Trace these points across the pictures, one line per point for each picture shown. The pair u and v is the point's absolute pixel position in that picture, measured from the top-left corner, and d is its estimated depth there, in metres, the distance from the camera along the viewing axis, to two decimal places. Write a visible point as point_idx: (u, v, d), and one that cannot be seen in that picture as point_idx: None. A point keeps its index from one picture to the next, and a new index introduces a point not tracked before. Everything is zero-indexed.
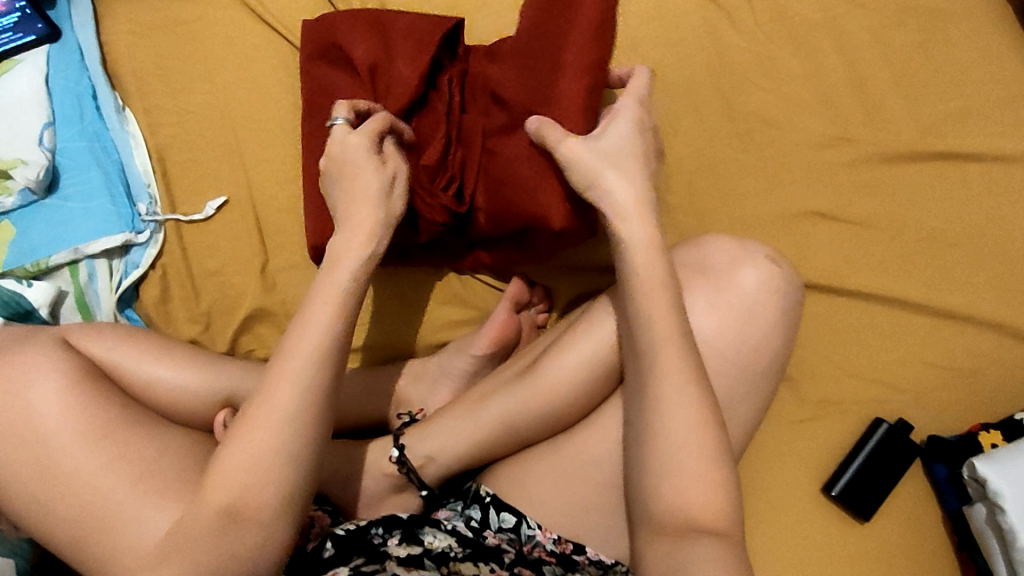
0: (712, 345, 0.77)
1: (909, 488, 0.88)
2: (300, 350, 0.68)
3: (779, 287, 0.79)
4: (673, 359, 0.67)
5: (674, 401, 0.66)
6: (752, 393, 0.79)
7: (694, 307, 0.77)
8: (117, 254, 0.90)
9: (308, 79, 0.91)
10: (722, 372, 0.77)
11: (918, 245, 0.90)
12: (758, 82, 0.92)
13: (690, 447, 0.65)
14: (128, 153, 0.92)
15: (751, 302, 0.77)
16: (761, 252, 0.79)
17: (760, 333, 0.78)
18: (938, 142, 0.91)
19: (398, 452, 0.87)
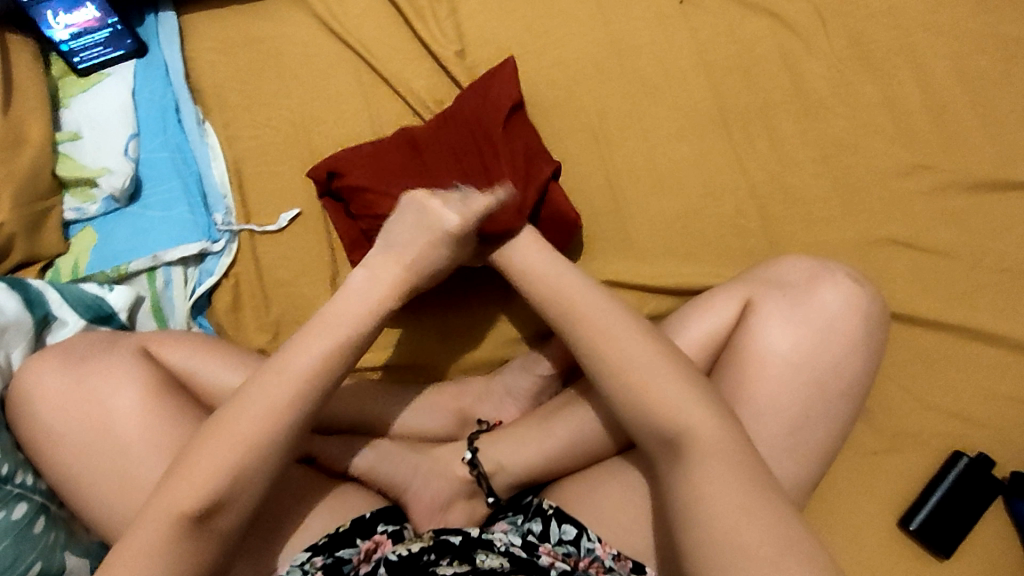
0: (789, 364, 0.74)
1: (992, 527, 0.81)
2: (275, 386, 0.63)
3: (862, 307, 0.77)
4: (650, 371, 0.64)
5: (671, 395, 0.63)
6: (828, 416, 0.75)
7: (771, 326, 0.75)
8: (193, 262, 0.93)
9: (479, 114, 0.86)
10: (796, 387, 0.74)
11: (1001, 276, 0.85)
12: (832, 108, 0.90)
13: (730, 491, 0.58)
14: (206, 165, 0.95)
15: (832, 320, 0.75)
16: (842, 273, 0.78)
17: (841, 353, 0.75)
18: (1019, 171, 0.87)
19: (470, 454, 0.79)
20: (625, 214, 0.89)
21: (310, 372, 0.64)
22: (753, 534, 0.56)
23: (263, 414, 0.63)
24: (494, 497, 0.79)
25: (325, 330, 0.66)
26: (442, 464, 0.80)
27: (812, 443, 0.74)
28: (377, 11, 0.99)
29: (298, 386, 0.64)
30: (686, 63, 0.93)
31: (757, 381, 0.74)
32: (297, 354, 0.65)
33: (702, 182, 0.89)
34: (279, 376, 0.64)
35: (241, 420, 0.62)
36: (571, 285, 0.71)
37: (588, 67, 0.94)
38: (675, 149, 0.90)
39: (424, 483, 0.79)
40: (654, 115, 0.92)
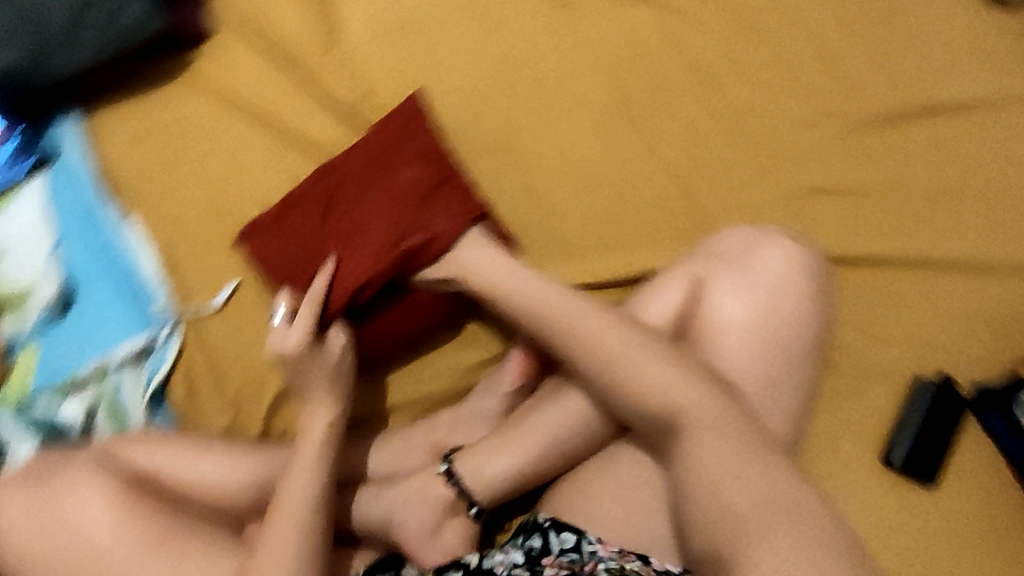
0: (749, 331, 0.75)
1: (973, 444, 0.81)
2: (288, 508, 0.73)
3: (803, 264, 0.78)
4: (642, 364, 0.70)
5: (658, 379, 0.69)
6: (795, 372, 0.76)
7: (724, 296, 0.76)
8: (141, 357, 0.91)
9: (381, 158, 0.88)
10: (762, 351, 0.74)
11: (922, 200, 0.87)
12: (728, 79, 0.93)
13: (734, 462, 0.64)
14: (137, 258, 0.94)
15: (780, 279, 0.77)
16: (781, 235, 0.79)
17: (793, 311, 0.76)
18: (913, 100, 0.91)
19: (445, 465, 0.80)
20: (556, 220, 0.91)
21: (312, 485, 0.75)
22: (739, 483, 0.63)
23: (300, 515, 0.73)
24: (476, 507, 0.80)
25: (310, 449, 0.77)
26: (420, 485, 0.80)
27: (792, 407, 0.75)
28: (276, 74, 0.99)
29: (306, 498, 0.74)
30: (582, 65, 0.95)
31: (721, 353, 0.74)
32: (294, 475, 0.75)
33: (622, 175, 0.91)
34: (289, 498, 0.74)
35: (286, 529, 0.71)
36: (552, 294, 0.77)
37: (491, 88, 0.96)
38: (592, 149, 0.93)
39: (407, 514, 0.78)
40: (563, 120, 0.94)
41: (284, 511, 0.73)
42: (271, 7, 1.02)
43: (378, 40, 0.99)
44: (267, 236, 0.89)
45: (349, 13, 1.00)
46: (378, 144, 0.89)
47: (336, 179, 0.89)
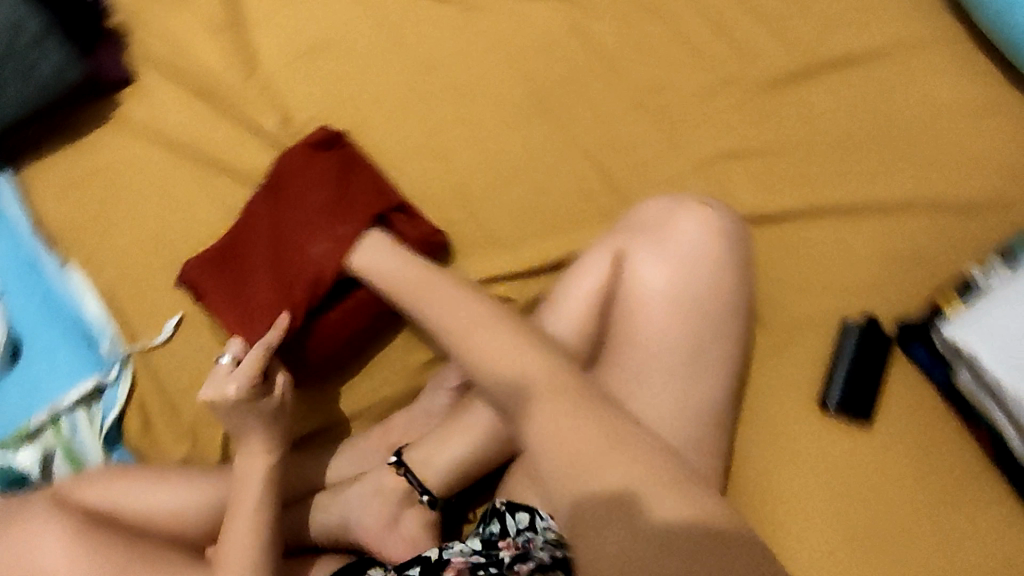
0: (668, 300, 0.76)
1: (901, 378, 0.84)
2: (238, 542, 0.73)
3: (718, 229, 0.79)
4: (500, 336, 0.66)
5: (505, 350, 0.65)
6: (721, 332, 0.77)
7: (644, 268, 0.78)
8: (93, 399, 0.92)
9: (294, 177, 0.89)
10: (686, 318, 0.76)
11: (826, 153, 0.91)
12: (631, 59, 0.97)
13: (569, 422, 0.59)
14: (80, 302, 0.96)
15: (700, 244, 0.78)
16: (694, 202, 0.81)
17: (712, 277, 0.77)
18: (809, 58, 0.95)
19: (394, 456, 0.81)
20: (481, 214, 0.93)
21: (260, 515, 0.75)
22: (583, 441, 0.58)
23: (255, 515, 0.75)
24: (429, 495, 0.80)
25: (252, 480, 0.77)
26: (373, 482, 0.81)
27: (719, 368, 0.77)
28: (199, 108, 1.02)
29: (254, 530, 0.74)
30: (491, 63, 0.99)
31: (644, 324, 0.77)
32: (241, 508, 0.75)
33: (540, 163, 0.94)
34: (237, 533, 0.74)
35: (244, 530, 0.74)
36: (417, 281, 0.75)
37: (407, 95, 0.99)
38: (508, 142, 0.95)
39: (365, 513, 0.80)
40: (478, 118, 0.97)
41: (240, 515, 0.75)
42: (189, 44, 1.04)
43: (293, 63, 1.02)
44: (202, 275, 0.91)
45: (263, 40, 1.03)
46: (290, 166, 0.90)
47: (256, 208, 0.90)
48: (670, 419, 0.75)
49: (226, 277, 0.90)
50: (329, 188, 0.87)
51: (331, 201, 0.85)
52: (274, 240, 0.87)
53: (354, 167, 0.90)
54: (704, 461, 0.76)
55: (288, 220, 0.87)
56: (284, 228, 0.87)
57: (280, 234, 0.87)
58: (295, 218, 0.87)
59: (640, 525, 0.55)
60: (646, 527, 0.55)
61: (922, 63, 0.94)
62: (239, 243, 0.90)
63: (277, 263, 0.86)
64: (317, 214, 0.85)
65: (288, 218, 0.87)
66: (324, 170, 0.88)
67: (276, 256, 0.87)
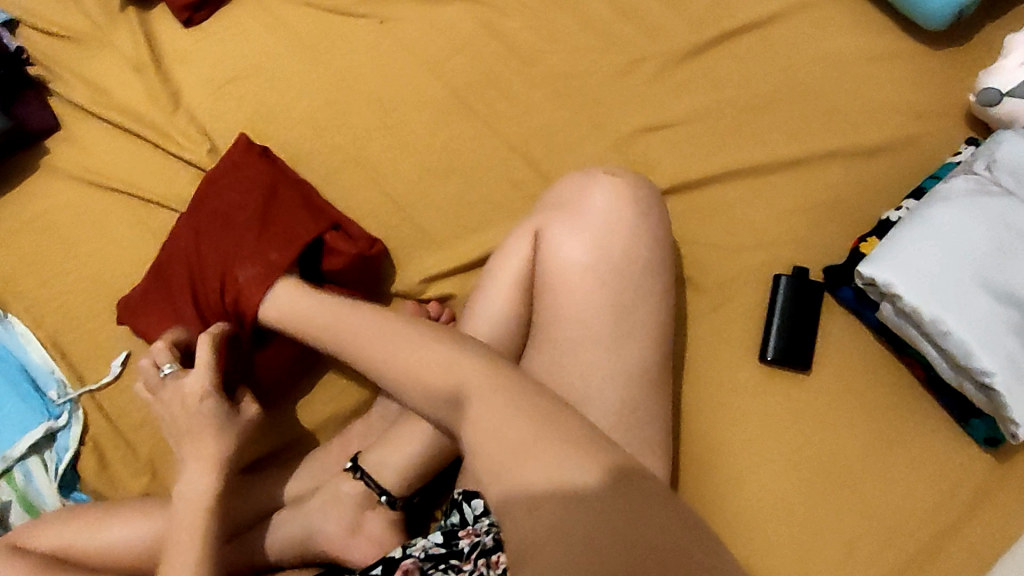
0: (588, 268, 0.79)
1: (835, 323, 0.87)
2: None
3: (630, 197, 0.82)
4: (430, 345, 0.63)
5: (436, 359, 0.62)
6: (644, 294, 0.79)
7: (562, 243, 0.81)
8: (46, 445, 0.92)
9: (221, 197, 0.90)
10: (608, 283, 0.79)
11: (739, 117, 0.94)
12: (545, 50, 1.00)
13: (506, 420, 0.57)
14: (24, 351, 0.95)
15: (608, 214, 0.81)
16: (604, 174, 0.84)
17: (627, 241, 0.80)
18: (714, 28, 0.98)
19: (350, 462, 0.81)
20: (415, 215, 0.95)
21: (198, 544, 0.71)
22: (522, 440, 0.56)
23: (198, 536, 0.71)
24: (387, 495, 0.80)
25: (192, 508, 0.72)
26: (331, 489, 0.80)
27: (647, 331, 0.79)
28: (126, 146, 1.03)
29: (193, 559, 0.70)
30: (410, 69, 1.01)
31: (566, 296, 0.79)
32: (179, 539, 0.71)
33: (467, 159, 0.96)
34: (175, 565, 0.69)
35: (183, 552, 0.70)
36: (329, 310, 0.72)
37: (330, 110, 1.00)
38: (434, 143, 0.97)
39: (327, 521, 0.79)
40: (402, 123, 0.99)
41: (180, 537, 0.71)
42: (110, 84, 1.05)
43: (216, 91, 1.03)
44: (139, 299, 0.92)
45: (184, 72, 1.04)
46: (219, 185, 0.91)
47: (185, 229, 0.91)
48: (609, 381, 0.77)
49: (160, 299, 0.91)
50: (255, 207, 0.88)
51: (257, 220, 0.86)
52: (199, 259, 0.88)
53: (282, 184, 0.91)
54: (643, 420, 0.78)
55: (214, 239, 0.88)
56: (210, 247, 0.87)
57: (205, 253, 0.87)
58: (220, 237, 0.87)
59: (580, 512, 0.53)
60: (586, 502, 0.53)
61: (820, 22, 0.98)
62: (169, 265, 0.91)
63: (203, 281, 0.87)
64: (242, 233, 0.86)
65: (214, 237, 0.88)
66: (253, 189, 0.90)
67: (201, 276, 0.87)
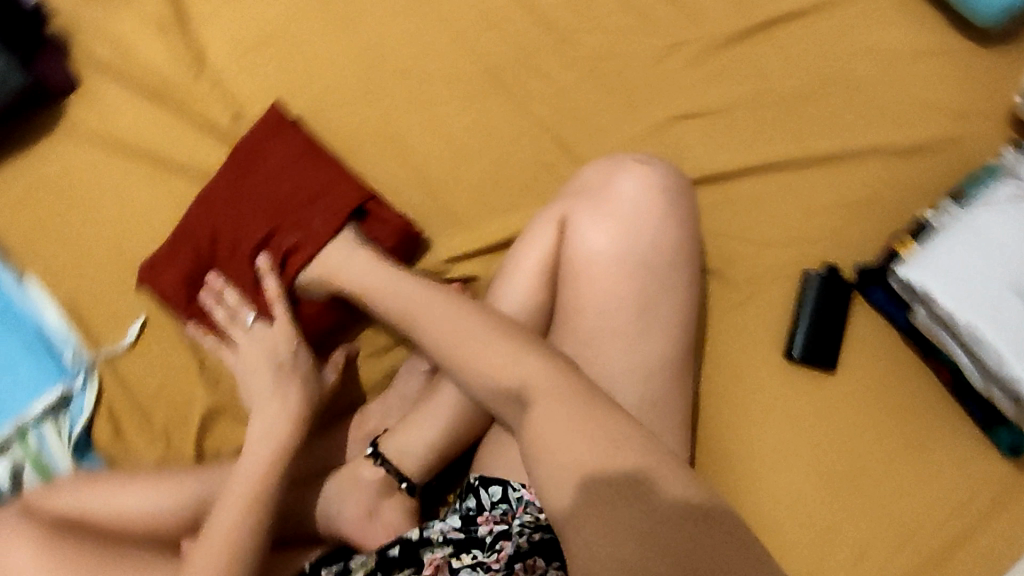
0: (613, 258, 0.78)
1: (863, 322, 0.86)
2: (220, 526, 0.71)
3: (658, 185, 0.81)
4: (497, 348, 0.66)
5: (507, 361, 0.65)
6: (670, 285, 0.78)
7: (588, 231, 0.79)
8: (61, 408, 0.91)
9: (264, 159, 0.91)
10: (634, 274, 0.77)
11: (777, 108, 0.93)
12: (581, 29, 0.97)
13: (562, 426, 0.60)
14: (40, 314, 0.94)
15: (637, 206, 0.80)
16: (632, 161, 0.83)
17: (653, 231, 0.79)
18: (755, 15, 0.95)
19: (371, 449, 0.80)
20: (441, 194, 0.94)
21: (251, 503, 0.73)
22: (584, 448, 0.59)
23: (251, 501, 0.73)
24: (407, 482, 0.80)
25: (247, 470, 0.75)
26: (351, 474, 0.80)
27: (671, 324, 0.78)
28: (148, 108, 1.00)
29: (240, 518, 0.72)
30: (441, 42, 0.98)
31: (590, 286, 0.78)
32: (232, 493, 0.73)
33: (497, 139, 0.95)
34: (223, 519, 0.72)
35: (235, 516, 0.72)
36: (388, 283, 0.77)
37: (357, 80, 0.98)
38: (464, 120, 0.96)
39: (344, 503, 0.79)
40: (431, 97, 0.97)
41: (234, 501, 0.73)
42: (133, 44, 1.03)
43: (241, 56, 1.01)
44: (165, 254, 0.91)
45: (210, 35, 1.02)
46: (259, 145, 0.92)
47: (223, 186, 0.91)
48: (632, 374, 0.76)
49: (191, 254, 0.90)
50: (304, 174, 0.90)
51: (308, 188, 0.89)
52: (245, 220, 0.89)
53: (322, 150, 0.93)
54: (664, 412, 0.77)
55: (262, 202, 0.90)
56: (258, 209, 0.89)
57: (253, 214, 0.89)
58: (270, 200, 0.89)
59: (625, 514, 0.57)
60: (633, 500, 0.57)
61: (866, 13, 0.95)
62: (203, 221, 0.90)
63: (251, 240, 0.88)
64: (295, 200, 0.88)
65: (261, 200, 0.90)
66: (299, 153, 0.91)
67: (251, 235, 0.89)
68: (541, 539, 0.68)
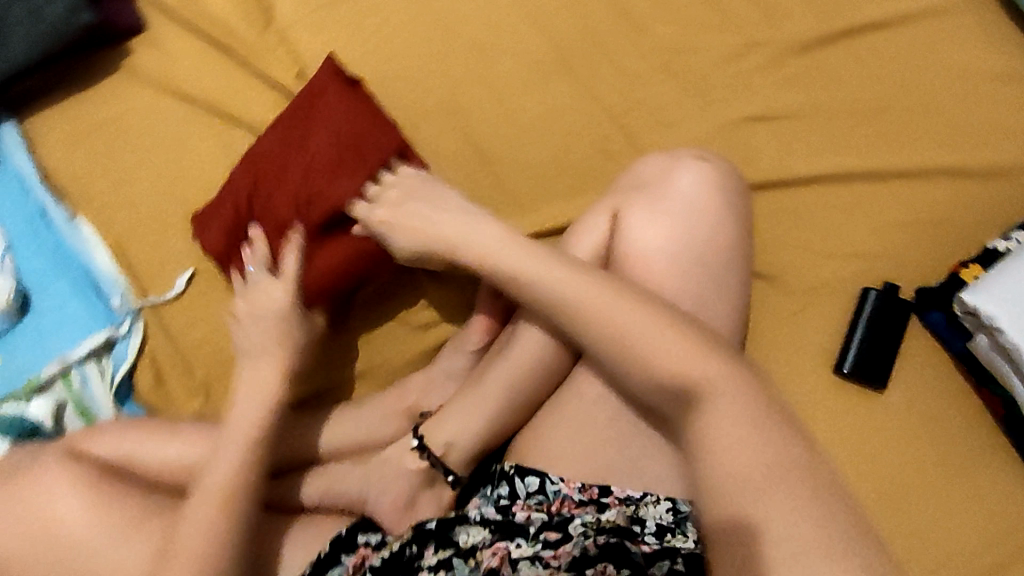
0: (665, 253, 0.77)
1: (916, 345, 0.85)
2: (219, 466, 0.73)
3: (715, 184, 0.80)
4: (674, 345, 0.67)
5: (683, 361, 0.66)
6: (720, 284, 0.78)
7: (640, 222, 0.78)
8: (104, 352, 0.91)
9: (312, 111, 0.89)
10: (685, 270, 0.76)
11: (851, 119, 0.91)
12: (657, 19, 0.96)
13: (745, 451, 0.61)
14: (89, 256, 0.94)
15: (691, 200, 0.79)
16: (691, 157, 0.82)
17: (708, 229, 0.78)
18: (837, 21, 0.93)
19: (417, 441, 0.78)
20: (502, 173, 0.92)
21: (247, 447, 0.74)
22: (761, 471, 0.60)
23: (234, 473, 0.73)
24: (453, 475, 0.78)
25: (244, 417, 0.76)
26: (395, 463, 0.79)
27: (718, 325, 0.77)
28: (211, 59, 0.99)
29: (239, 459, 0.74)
30: (514, 19, 0.97)
31: (643, 278, 0.76)
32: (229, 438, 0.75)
33: (563, 123, 0.93)
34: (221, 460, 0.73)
35: (215, 489, 0.71)
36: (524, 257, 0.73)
37: (425, 50, 0.96)
38: (531, 101, 0.94)
39: (383, 489, 0.78)
40: (500, 74, 0.95)
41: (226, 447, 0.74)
42: None
43: (310, 14, 0.99)
44: (213, 204, 0.90)
45: None
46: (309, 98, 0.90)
47: (270, 138, 0.90)
48: None
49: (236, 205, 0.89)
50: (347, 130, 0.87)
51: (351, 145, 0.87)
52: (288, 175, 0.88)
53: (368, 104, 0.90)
54: None
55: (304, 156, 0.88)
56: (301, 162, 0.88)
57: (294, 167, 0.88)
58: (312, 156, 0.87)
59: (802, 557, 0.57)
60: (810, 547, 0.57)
61: (950, 31, 0.93)
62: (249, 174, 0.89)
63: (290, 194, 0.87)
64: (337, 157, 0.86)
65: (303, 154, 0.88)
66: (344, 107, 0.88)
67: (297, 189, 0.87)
68: (605, 543, 0.67)
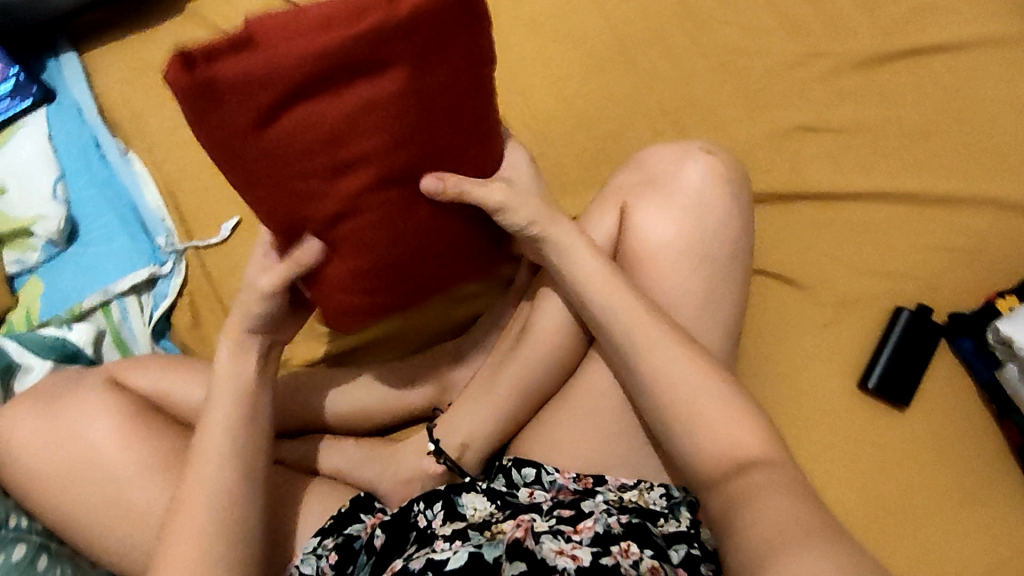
0: (675, 249, 0.76)
1: (942, 368, 0.87)
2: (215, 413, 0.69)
3: (725, 179, 0.78)
4: (711, 398, 0.66)
5: (737, 415, 0.65)
6: (728, 277, 0.77)
7: (651, 216, 0.77)
8: (145, 288, 0.94)
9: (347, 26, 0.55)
10: (691, 266, 0.76)
11: (902, 139, 0.91)
12: (721, 19, 0.96)
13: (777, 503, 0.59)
14: (138, 193, 0.96)
15: (701, 197, 0.77)
16: (698, 148, 0.80)
17: (717, 224, 0.77)
18: (899, 41, 0.94)
19: (433, 445, 0.77)
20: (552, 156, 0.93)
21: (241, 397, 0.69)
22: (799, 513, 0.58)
23: (230, 427, 0.68)
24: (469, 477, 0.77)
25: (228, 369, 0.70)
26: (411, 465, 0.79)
27: (728, 320, 0.77)
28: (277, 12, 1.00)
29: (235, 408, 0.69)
30: (579, 5, 0.97)
31: (655, 275, 0.76)
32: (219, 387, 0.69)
33: (617, 112, 0.94)
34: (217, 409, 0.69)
35: (218, 439, 0.67)
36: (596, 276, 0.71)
37: None
38: (588, 87, 0.95)
39: (395, 481, 0.79)
40: (559, 58, 0.96)
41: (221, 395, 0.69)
42: None
43: None
44: None
45: None
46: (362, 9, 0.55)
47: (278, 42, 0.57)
48: None
49: None
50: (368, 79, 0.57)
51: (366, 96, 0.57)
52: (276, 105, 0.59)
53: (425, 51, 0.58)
54: None
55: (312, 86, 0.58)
56: None
57: None
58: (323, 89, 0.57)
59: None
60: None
61: (1011, 61, 0.93)
62: None
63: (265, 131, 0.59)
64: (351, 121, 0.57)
65: None
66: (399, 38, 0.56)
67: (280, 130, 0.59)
68: (629, 522, 0.68)
